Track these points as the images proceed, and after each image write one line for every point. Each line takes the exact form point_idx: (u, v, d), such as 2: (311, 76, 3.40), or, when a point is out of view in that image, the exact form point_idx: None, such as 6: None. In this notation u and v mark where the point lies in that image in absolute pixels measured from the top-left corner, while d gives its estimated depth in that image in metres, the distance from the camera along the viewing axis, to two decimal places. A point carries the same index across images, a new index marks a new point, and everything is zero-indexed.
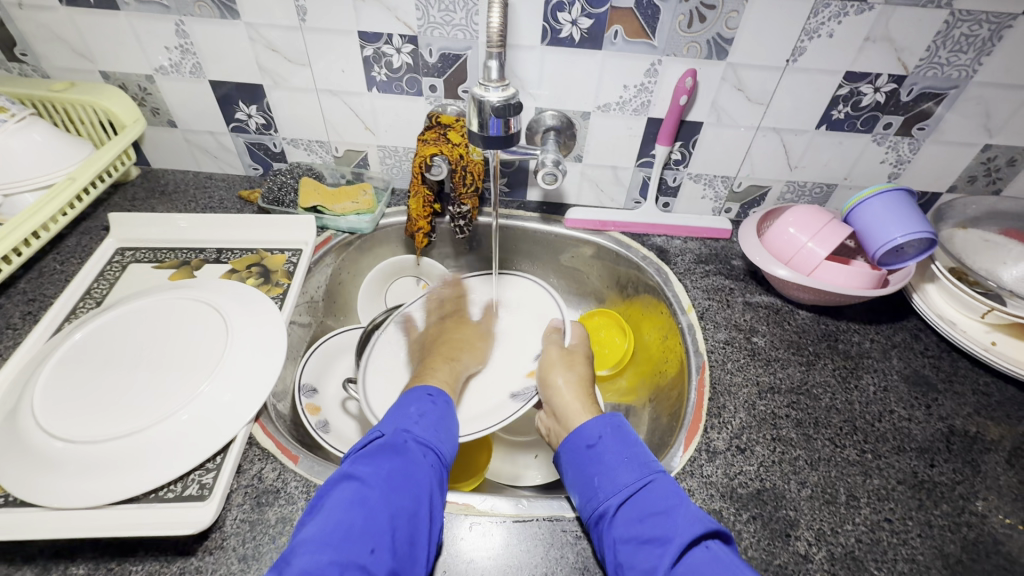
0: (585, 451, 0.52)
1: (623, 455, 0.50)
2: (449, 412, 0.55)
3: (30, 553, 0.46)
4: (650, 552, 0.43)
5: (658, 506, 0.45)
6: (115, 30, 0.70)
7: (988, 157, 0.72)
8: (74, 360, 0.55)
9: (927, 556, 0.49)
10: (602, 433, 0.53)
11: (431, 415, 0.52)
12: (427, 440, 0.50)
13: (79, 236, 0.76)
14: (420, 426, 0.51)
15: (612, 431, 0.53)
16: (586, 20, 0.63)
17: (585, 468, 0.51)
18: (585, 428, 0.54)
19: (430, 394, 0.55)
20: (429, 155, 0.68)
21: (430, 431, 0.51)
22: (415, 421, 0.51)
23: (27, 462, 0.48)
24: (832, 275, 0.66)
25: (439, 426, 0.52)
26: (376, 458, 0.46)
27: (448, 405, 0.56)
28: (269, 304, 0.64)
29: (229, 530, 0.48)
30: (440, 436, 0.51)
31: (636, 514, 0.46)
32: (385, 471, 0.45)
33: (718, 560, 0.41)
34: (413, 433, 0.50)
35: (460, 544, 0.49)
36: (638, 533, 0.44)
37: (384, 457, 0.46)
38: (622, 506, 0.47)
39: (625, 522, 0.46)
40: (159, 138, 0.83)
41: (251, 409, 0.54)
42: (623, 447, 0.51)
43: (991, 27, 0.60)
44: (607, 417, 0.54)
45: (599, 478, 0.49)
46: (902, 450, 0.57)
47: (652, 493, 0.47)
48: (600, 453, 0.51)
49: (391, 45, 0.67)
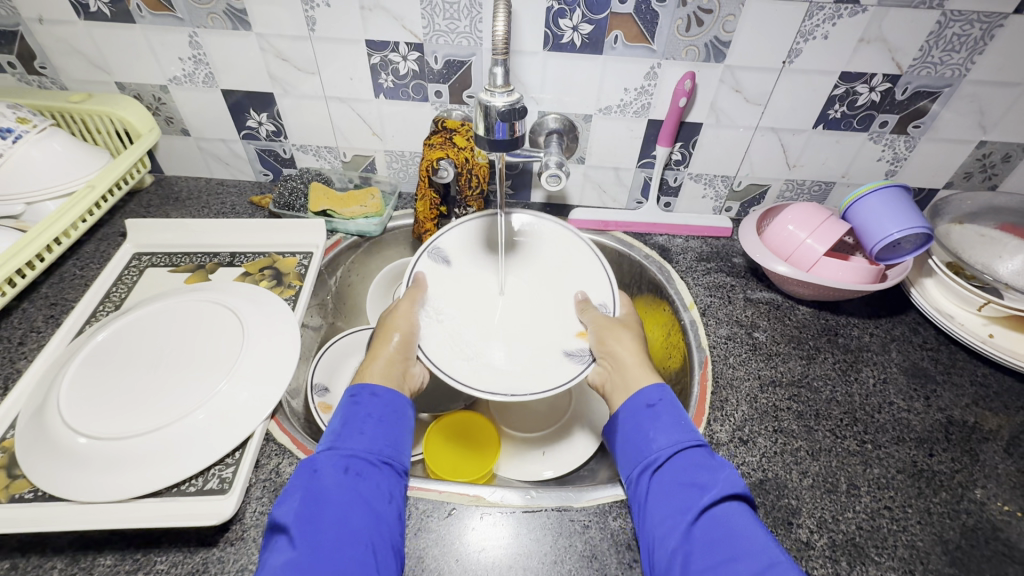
0: (644, 410, 0.54)
1: (675, 422, 0.52)
2: (386, 408, 0.53)
3: (59, 545, 0.48)
4: (689, 494, 0.47)
5: (704, 462, 0.49)
6: (131, 43, 0.72)
7: (983, 154, 0.73)
8: (97, 360, 0.57)
9: (926, 542, 0.50)
10: (662, 397, 0.55)
11: (353, 420, 0.51)
12: (348, 450, 0.48)
13: (97, 242, 0.78)
14: (345, 437, 0.49)
15: (671, 398, 0.55)
16: (587, 26, 0.65)
17: (639, 425, 0.54)
18: (646, 394, 0.55)
19: (352, 395, 0.54)
20: (435, 158, 0.71)
21: (353, 436, 0.50)
22: (337, 434, 0.50)
23: (55, 459, 0.50)
24: (831, 271, 0.68)
25: (366, 427, 0.51)
26: (287, 498, 0.45)
27: (373, 395, 0.54)
28: (282, 305, 0.66)
29: (249, 522, 0.50)
30: (364, 437, 0.50)
31: (682, 468, 0.49)
32: (298, 502, 0.44)
33: (748, 516, 0.45)
34: (337, 447, 0.49)
35: (471, 534, 0.50)
36: (682, 479, 0.48)
37: (292, 492, 0.45)
38: (664, 465, 0.50)
39: (670, 472, 0.49)
40: (173, 147, 0.85)
41: (268, 407, 0.56)
42: (678, 413, 0.54)
43: (982, 27, 0.61)
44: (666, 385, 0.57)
45: (650, 435, 0.52)
46: (901, 440, 0.58)
47: (700, 454, 0.50)
48: (658, 412, 0.54)
49: (397, 53, 0.69)
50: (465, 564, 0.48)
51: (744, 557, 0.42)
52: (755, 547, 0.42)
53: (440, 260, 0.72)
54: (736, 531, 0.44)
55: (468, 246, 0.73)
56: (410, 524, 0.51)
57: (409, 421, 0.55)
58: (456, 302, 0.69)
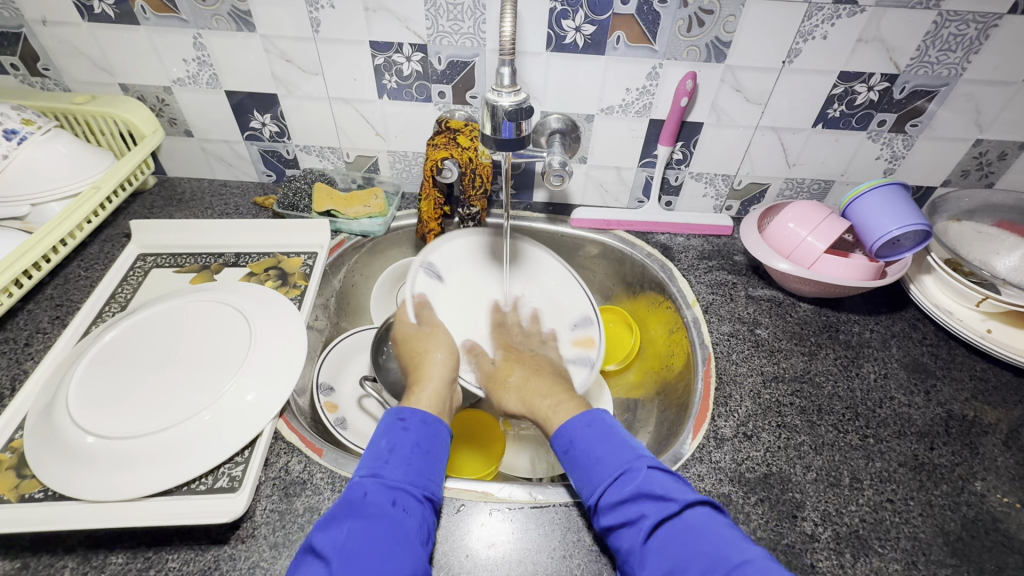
0: (563, 457, 0.53)
1: (601, 448, 0.51)
2: (432, 438, 0.53)
3: (70, 544, 0.48)
4: (627, 533, 0.46)
5: (630, 492, 0.47)
6: (135, 44, 0.72)
7: (979, 152, 0.74)
8: (105, 360, 0.57)
9: (928, 534, 0.51)
10: (574, 436, 0.53)
11: (400, 448, 0.51)
12: (395, 481, 0.48)
13: (101, 243, 0.78)
14: (391, 466, 0.49)
15: (585, 430, 0.53)
16: (589, 27, 0.66)
17: (574, 464, 0.52)
18: (564, 428, 0.54)
19: (401, 419, 0.54)
20: (439, 158, 0.71)
21: (401, 467, 0.49)
22: (384, 461, 0.49)
23: (65, 458, 0.50)
24: (831, 268, 0.68)
25: (412, 457, 0.50)
26: (333, 524, 0.44)
27: (422, 424, 0.53)
28: (289, 305, 0.67)
29: (260, 520, 0.50)
30: (412, 468, 0.49)
31: (618, 501, 0.47)
32: (343, 536, 0.43)
33: (692, 532, 0.44)
34: (382, 476, 0.48)
35: (481, 530, 0.51)
36: (617, 517, 0.47)
37: (340, 520, 0.44)
38: (603, 498, 0.48)
39: (612, 507, 0.47)
40: (177, 148, 0.85)
41: (277, 405, 0.56)
42: (599, 442, 0.52)
43: (977, 27, 0.62)
44: (581, 418, 0.55)
45: (585, 469, 0.51)
46: (903, 434, 0.59)
47: (626, 485, 0.48)
48: (577, 450, 0.52)
49: (401, 54, 0.70)
50: (476, 559, 0.49)
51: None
52: (707, 566, 0.41)
53: (435, 277, 0.75)
54: (686, 552, 0.43)
55: (455, 264, 0.78)
56: None
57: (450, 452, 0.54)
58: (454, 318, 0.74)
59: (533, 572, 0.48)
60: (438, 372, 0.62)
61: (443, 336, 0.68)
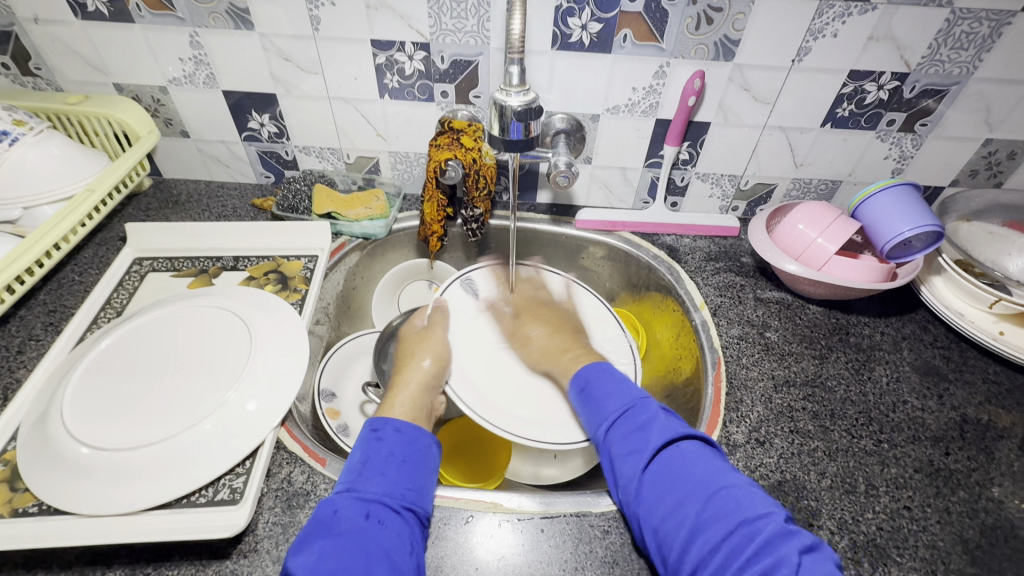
0: (578, 394, 0.59)
1: (616, 388, 0.57)
2: (409, 448, 0.51)
3: (66, 559, 0.46)
4: (631, 456, 0.50)
5: (638, 421, 0.52)
6: (129, 43, 0.70)
7: (988, 151, 0.74)
8: (101, 367, 0.56)
9: (947, 542, 0.50)
10: (590, 376, 0.60)
11: (375, 459, 0.49)
12: (368, 492, 0.47)
13: (96, 247, 0.76)
14: (365, 479, 0.48)
15: (601, 374, 0.60)
16: (595, 25, 0.64)
17: (586, 398, 0.58)
18: (582, 370, 0.61)
19: (375, 430, 0.52)
20: (443, 159, 0.69)
21: (375, 478, 0.48)
22: (358, 474, 0.48)
23: (58, 471, 0.48)
24: (842, 269, 0.67)
25: (388, 467, 0.49)
26: (305, 546, 0.43)
27: (397, 433, 0.52)
28: (290, 309, 0.65)
29: (263, 533, 0.49)
30: (387, 479, 0.48)
31: (624, 428, 0.52)
32: (314, 556, 0.41)
33: (685, 456, 0.48)
34: (356, 489, 0.47)
35: (490, 542, 0.49)
36: (623, 445, 0.51)
37: (310, 542, 0.43)
38: (613, 427, 0.53)
39: (617, 433, 0.52)
40: (172, 149, 0.84)
41: (278, 414, 0.54)
42: (613, 383, 0.58)
43: (990, 24, 0.61)
44: (594, 364, 0.62)
45: (598, 405, 0.56)
46: (917, 439, 0.58)
47: (633, 415, 0.53)
48: (595, 385, 0.58)
49: (403, 53, 0.68)
50: (485, 572, 0.48)
51: (689, 495, 0.45)
52: (698, 485, 0.45)
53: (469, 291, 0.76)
54: (679, 475, 0.47)
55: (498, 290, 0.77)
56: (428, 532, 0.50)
57: (433, 459, 0.53)
58: (474, 337, 0.71)
59: None
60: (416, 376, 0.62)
61: (437, 345, 0.67)
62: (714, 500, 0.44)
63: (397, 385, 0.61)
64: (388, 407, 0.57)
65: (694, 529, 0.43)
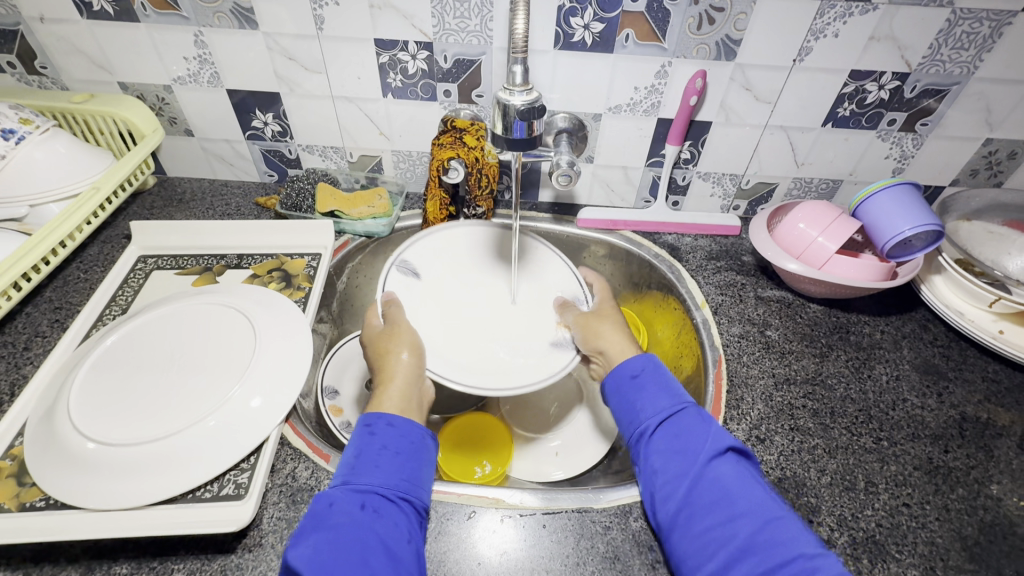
0: (628, 381, 0.57)
1: (665, 387, 0.55)
2: (403, 439, 0.51)
3: (73, 553, 0.47)
4: (681, 462, 0.49)
5: (690, 428, 0.51)
6: (134, 42, 0.71)
7: (989, 151, 0.74)
8: (107, 364, 0.56)
9: (945, 539, 0.50)
10: (644, 367, 0.58)
11: (368, 452, 0.50)
12: (362, 484, 0.47)
13: (101, 244, 0.77)
14: (359, 472, 0.48)
15: (653, 368, 0.58)
16: (598, 25, 0.65)
17: (625, 393, 0.57)
18: (633, 361, 0.58)
19: (368, 425, 0.52)
20: (446, 158, 0.70)
21: (370, 470, 0.48)
22: (352, 468, 0.48)
23: (65, 466, 0.49)
24: (842, 268, 0.68)
25: (381, 459, 0.49)
26: (302, 538, 0.43)
27: (389, 426, 0.52)
28: (294, 307, 0.66)
29: (267, 528, 0.49)
30: (381, 471, 0.48)
31: (671, 434, 0.51)
32: (312, 548, 0.42)
33: (738, 476, 0.47)
34: (351, 482, 0.47)
35: (492, 538, 0.50)
36: (672, 448, 0.50)
37: (307, 534, 0.43)
38: (660, 428, 0.52)
39: (662, 437, 0.51)
40: (176, 148, 0.84)
41: (282, 411, 0.55)
42: (662, 380, 0.56)
43: (991, 24, 0.61)
44: (647, 356, 0.60)
45: (643, 401, 0.55)
46: (917, 437, 0.58)
47: (685, 419, 0.52)
48: (642, 382, 0.56)
49: (406, 52, 0.69)
50: (488, 567, 0.48)
51: (744, 516, 0.45)
52: (751, 506, 0.45)
53: (413, 274, 0.70)
54: (732, 493, 0.46)
55: (438, 260, 0.73)
56: (430, 527, 0.51)
57: (429, 450, 0.53)
58: (432, 317, 0.67)
59: None
60: (404, 368, 0.59)
61: (408, 334, 0.62)
62: (768, 524, 0.44)
63: (385, 378, 0.58)
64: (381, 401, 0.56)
65: (741, 549, 0.43)
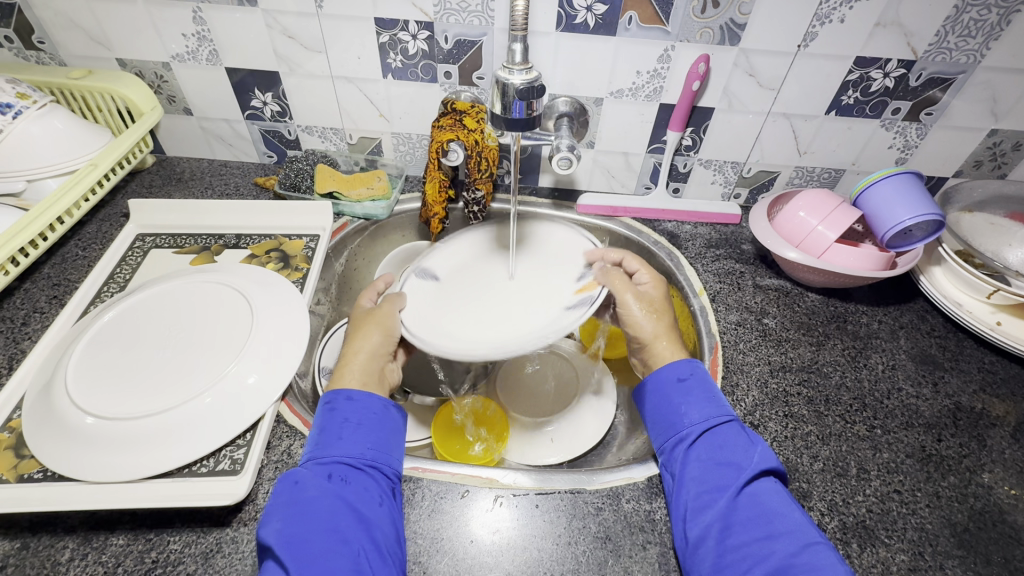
0: (674, 384, 0.55)
1: (711, 397, 0.54)
2: (365, 411, 0.52)
3: (70, 524, 0.48)
4: (724, 472, 0.48)
5: (731, 440, 0.50)
6: (133, 18, 0.70)
7: (993, 142, 0.73)
8: (106, 340, 0.56)
9: (935, 525, 0.51)
10: (693, 370, 0.56)
11: (331, 427, 0.50)
12: (347, 458, 0.48)
13: (99, 222, 0.77)
14: (335, 445, 0.49)
15: (702, 372, 0.56)
16: (600, 7, 0.64)
17: (668, 398, 0.55)
18: (664, 368, 0.57)
19: (328, 404, 0.52)
20: (445, 140, 0.69)
21: (332, 443, 0.49)
22: (317, 444, 0.49)
23: (63, 440, 0.49)
24: (842, 257, 0.67)
25: (344, 432, 0.50)
26: (269, 517, 0.44)
27: (348, 401, 0.52)
28: (291, 287, 0.66)
29: (262, 503, 0.50)
30: (345, 442, 0.49)
31: (715, 443, 0.50)
32: (280, 523, 0.43)
33: (779, 494, 0.47)
34: (319, 457, 0.48)
35: (480, 518, 0.50)
36: (714, 456, 0.50)
37: (274, 513, 0.44)
38: (700, 437, 0.51)
39: (703, 447, 0.50)
40: (175, 126, 0.84)
41: (279, 388, 0.55)
42: (708, 388, 0.54)
43: (999, 12, 0.61)
44: (689, 362, 0.57)
45: (684, 407, 0.53)
46: (911, 425, 0.58)
47: (731, 430, 0.51)
48: (688, 386, 0.54)
49: (407, 32, 0.68)
50: (479, 545, 0.49)
51: (783, 535, 0.43)
52: (791, 527, 0.44)
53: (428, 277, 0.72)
54: (773, 510, 0.45)
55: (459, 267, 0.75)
56: (424, 505, 0.51)
57: (393, 420, 0.53)
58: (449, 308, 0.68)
59: (537, 559, 0.48)
60: (367, 345, 0.59)
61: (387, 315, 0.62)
62: (808, 548, 0.42)
63: (348, 355, 0.58)
64: (340, 376, 0.56)
65: (776, 568, 0.42)
